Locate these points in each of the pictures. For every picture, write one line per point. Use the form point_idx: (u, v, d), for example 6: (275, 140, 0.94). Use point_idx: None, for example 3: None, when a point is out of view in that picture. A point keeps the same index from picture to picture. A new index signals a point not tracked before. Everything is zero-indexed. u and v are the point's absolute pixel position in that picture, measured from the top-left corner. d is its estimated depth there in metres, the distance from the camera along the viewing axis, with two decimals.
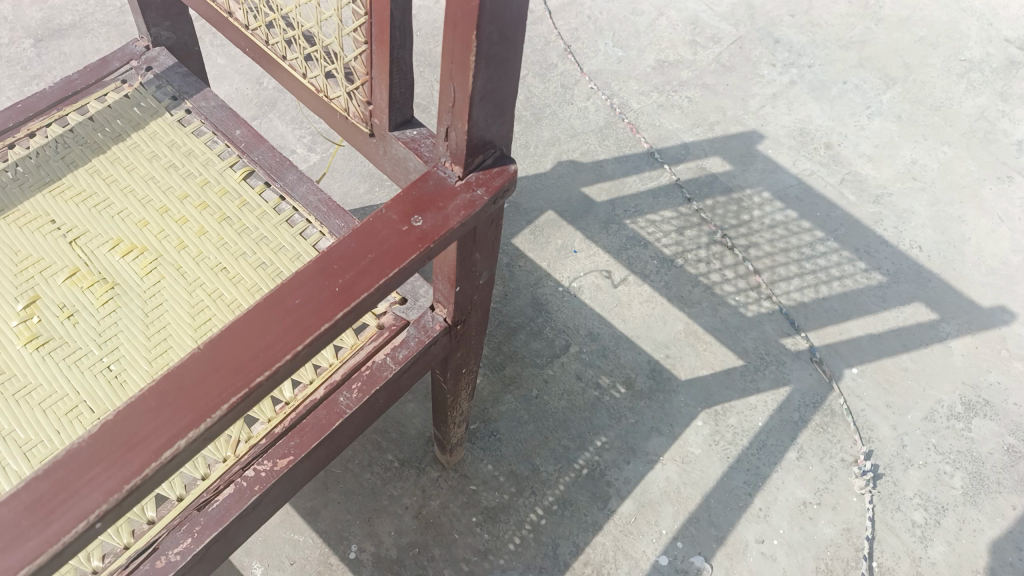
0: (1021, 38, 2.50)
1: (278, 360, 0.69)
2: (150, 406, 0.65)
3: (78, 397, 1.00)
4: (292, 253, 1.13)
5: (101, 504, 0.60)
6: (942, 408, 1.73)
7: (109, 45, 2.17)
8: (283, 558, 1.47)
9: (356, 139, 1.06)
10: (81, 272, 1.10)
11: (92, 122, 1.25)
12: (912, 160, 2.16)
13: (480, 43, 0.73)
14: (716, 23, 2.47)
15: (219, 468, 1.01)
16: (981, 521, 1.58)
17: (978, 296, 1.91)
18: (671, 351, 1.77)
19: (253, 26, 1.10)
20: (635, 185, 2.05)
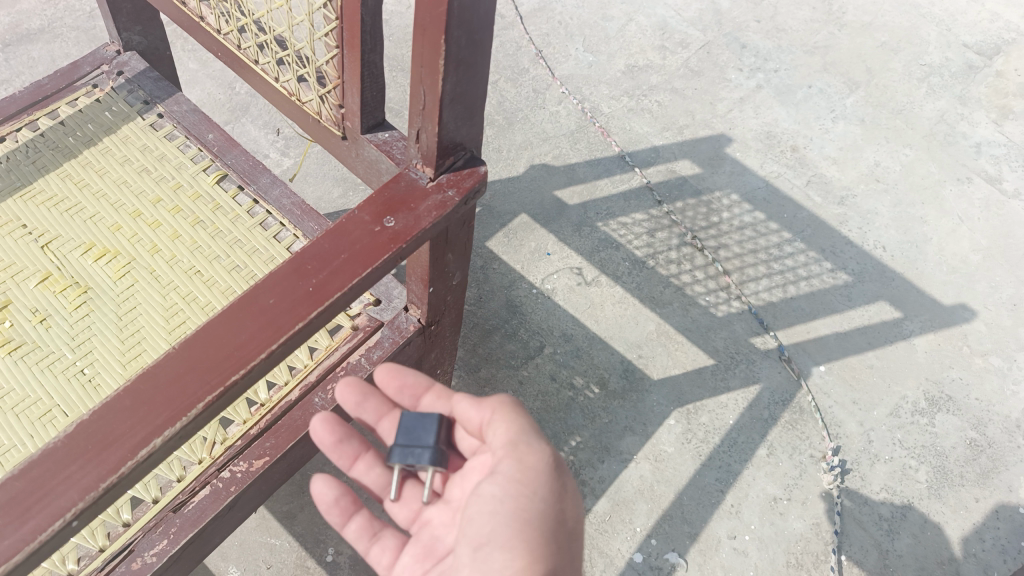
0: (979, 44, 2.56)
1: (251, 360, 0.75)
2: (124, 406, 0.70)
3: (51, 401, 1.00)
4: (266, 256, 1.14)
5: (76, 502, 0.65)
6: (906, 404, 1.77)
7: (78, 50, 2.16)
8: (259, 562, 1.46)
9: (329, 142, 1.08)
10: (53, 276, 1.10)
11: (63, 127, 1.24)
12: (876, 163, 2.21)
13: (448, 47, 0.77)
14: (684, 28, 2.51)
15: (194, 470, 1.00)
16: (945, 513, 1.62)
17: (940, 294, 1.96)
18: (644, 351, 1.79)
19: (224, 31, 1.10)
20: (607, 188, 2.07)
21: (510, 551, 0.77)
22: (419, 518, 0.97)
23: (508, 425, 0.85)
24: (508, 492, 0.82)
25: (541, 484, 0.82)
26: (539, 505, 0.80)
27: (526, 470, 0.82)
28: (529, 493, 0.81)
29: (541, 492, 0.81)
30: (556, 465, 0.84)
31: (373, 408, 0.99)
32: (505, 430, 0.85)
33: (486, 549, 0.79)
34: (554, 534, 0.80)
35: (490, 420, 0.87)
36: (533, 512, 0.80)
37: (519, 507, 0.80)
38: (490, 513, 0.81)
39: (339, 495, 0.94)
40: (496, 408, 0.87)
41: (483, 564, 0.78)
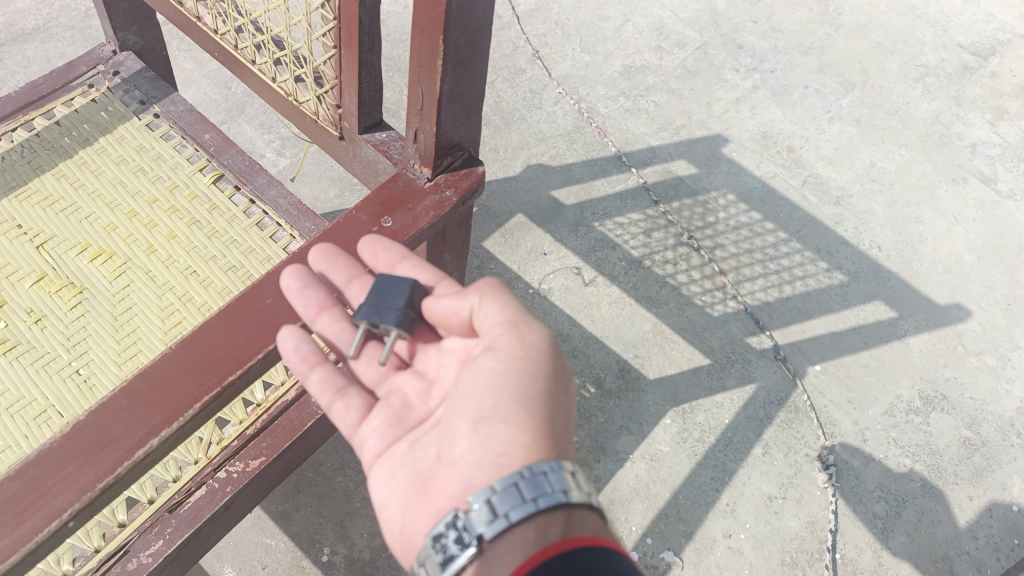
0: (975, 44, 2.57)
1: (247, 361, 0.78)
2: (121, 406, 0.72)
3: (46, 402, 1.00)
4: (262, 256, 1.15)
5: (73, 503, 0.67)
6: (901, 404, 1.77)
7: (74, 49, 2.16)
8: (255, 562, 1.47)
9: (327, 142, 1.08)
10: (49, 276, 1.10)
11: (58, 127, 1.24)
12: (871, 163, 2.22)
13: (446, 47, 0.80)
14: (681, 28, 2.51)
15: (191, 470, 1.00)
16: (939, 512, 1.63)
17: (935, 294, 1.97)
18: (640, 351, 1.79)
19: (222, 31, 1.09)
20: (603, 187, 2.08)
21: (514, 431, 0.74)
22: (386, 383, 0.87)
23: (504, 306, 0.78)
24: (507, 370, 0.76)
25: (542, 366, 0.77)
26: (540, 389, 0.76)
27: (526, 352, 0.76)
28: (529, 376, 0.76)
29: (541, 375, 0.76)
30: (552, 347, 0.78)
31: (344, 267, 0.86)
32: (499, 312, 0.78)
33: (483, 425, 0.75)
34: (556, 417, 0.76)
35: (476, 305, 0.79)
36: (536, 394, 0.75)
37: (520, 388, 0.75)
38: (492, 388, 0.75)
39: (302, 340, 0.79)
40: (488, 290, 0.79)
41: (484, 439, 0.74)
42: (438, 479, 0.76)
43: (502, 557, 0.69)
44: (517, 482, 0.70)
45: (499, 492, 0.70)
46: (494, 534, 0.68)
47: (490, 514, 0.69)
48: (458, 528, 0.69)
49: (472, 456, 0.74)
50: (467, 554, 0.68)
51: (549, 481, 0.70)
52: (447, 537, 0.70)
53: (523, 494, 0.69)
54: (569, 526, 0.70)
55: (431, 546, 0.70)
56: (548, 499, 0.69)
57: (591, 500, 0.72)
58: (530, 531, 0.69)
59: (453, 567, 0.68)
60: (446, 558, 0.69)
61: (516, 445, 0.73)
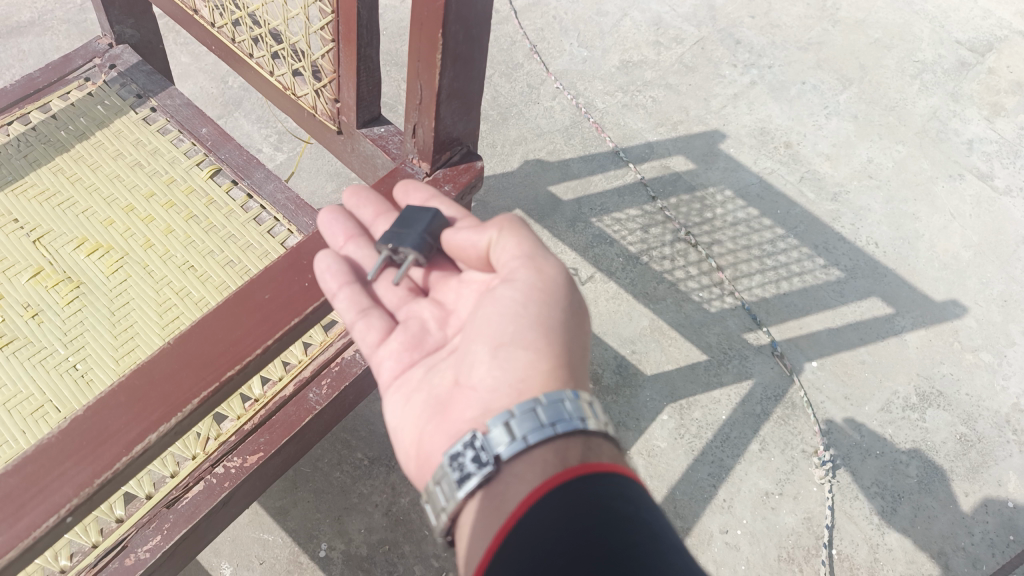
0: (972, 41, 2.57)
1: (246, 356, 0.77)
2: (119, 401, 0.72)
3: (43, 397, 0.99)
4: (260, 251, 1.14)
5: (71, 499, 0.67)
6: (898, 399, 1.78)
7: (70, 43, 2.14)
8: (252, 558, 1.47)
9: (324, 137, 1.08)
10: (45, 271, 1.09)
11: (54, 121, 1.24)
12: (868, 159, 2.22)
13: (445, 41, 0.80)
14: (679, 23, 2.51)
15: (188, 465, 1.01)
16: (935, 508, 1.63)
17: (931, 290, 1.97)
18: (637, 347, 1.80)
19: (219, 24, 1.08)
20: (601, 183, 2.08)
21: (533, 360, 0.76)
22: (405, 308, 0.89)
23: (522, 241, 0.81)
24: (526, 302, 0.78)
25: (559, 299, 0.79)
26: (557, 322, 0.78)
27: (544, 285, 0.79)
28: (547, 309, 0.78)
29: (558, 308, 0.79)
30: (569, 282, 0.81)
31: (372, 203, 0.92)
32: (517, 245, 0.81)
33: (502, 352, 0.77)
34: (571, 351, 0.79)
35: (496, 238, 0.82)
36: (553, 327, 0.78)
37: (538, 321, 0.78)
38: (511, 315, 0.78)
39: (335, 262, 0.85)
40: (506, 226, 0.82)
41: (503, 364, 0.77)
42: (455, 402, 0.79)
43: (518, 479, 0.70)
44: (536, 407, 0.72)
45: (519, 416, 0.72)
46: (511, 455, 0.70)
47: (507, 436, 0.71)
48: (476, 448, 0.72)
49: (490, 380, 0.77)
50: (484, 471, 0.70)
51: (569, 409, 0.72)
52: (464, 456, 0.72)
53: (543, 419, 0.71)
54: (589, 452, 0.71)
55: (449, 464, 0.72)
56: (566, 425, 0.71)
57: (607, 430, 0.73)
58: (548, 454, 0.71)
59: (469, 484, 0.70)
60: (462, 475, 0.71)
61: (534, 374, 0.76)
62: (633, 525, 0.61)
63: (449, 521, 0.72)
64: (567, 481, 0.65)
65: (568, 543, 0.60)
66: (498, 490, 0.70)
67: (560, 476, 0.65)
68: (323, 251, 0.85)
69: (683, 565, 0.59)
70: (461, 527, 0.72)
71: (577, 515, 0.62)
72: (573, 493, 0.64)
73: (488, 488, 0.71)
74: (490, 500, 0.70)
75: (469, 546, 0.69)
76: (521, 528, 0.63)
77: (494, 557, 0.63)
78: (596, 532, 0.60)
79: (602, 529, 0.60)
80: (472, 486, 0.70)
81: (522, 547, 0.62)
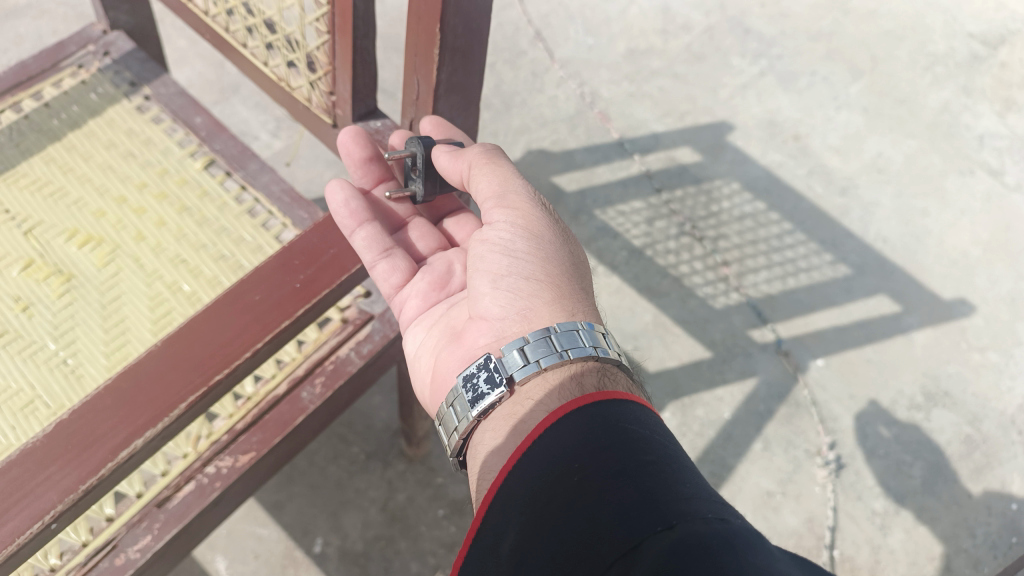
0: (984, 33, 2.52)
1: (237, 358, 0.75)
2: (105, 405, 0.69)
3: (33, 392, 0.97)
4: (254, 245, 1.12)
5: (56, 505, 0.65)
6: (903, 399, 1.75)
7: (66, 26, 2.11)
8: (247, 552, 1.46)
9: (319, 129, 1.05)
10: (36, 263, 1.07)
11: (47, 109, 1.21)
12: (878, 153, 2.18)
13: (444, 35, 0.77)
14: (686, 12, 2.46)
15: (179, 464, 0.97)
16: (938, 509, 1.61)
17: (940, 288, 1.94)
18: (640, 343, 1.77)
19: (213, 12, 1.04)
20: (605, 174, 2.04)
21: (535, 288, 0.82)
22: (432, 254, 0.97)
23: (506, 174, 0.84)
24: (520, 234, 0.83)
25: (549, 228, 0.85)
26: (551, 250, 0.84)
27: (534, 217, 0.84)
28: (539, 239, 0.83)
29: (550, 238, 0.84)
30: (547, 210, 0.87)
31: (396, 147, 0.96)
32: (491, 184, 0.84)
33: (505, 283, 0.83)
34: (570, 277, 0.84)
35: (475, 173, 0.84)
36: (549, 254, 0.84)
37: (534, 251, 0.83)
38: (507, 252, 0.84)
39: (351, 198, 0.89)
40: (489, 159, 0.84)
41: (507, 295, 0.83)
42: (470, 331, 0.87)
43: (529, 398, 0.76)
44: (549, 334, 0.78)
45: (531, 341, 0.78)
46: (524, 376, 0.77)
47: (522, 360, 0.77)
48: (490, 369, 0.78)
49: (498, 311, 0.84)
50: (497, 392, 0.76)
51: (579, 337, 0.78)
52: (478, 377, 0.78)
53: (556, 345, 0.77)
54: (602, 376, 0.77)
55: (463, 385, 0.79)
56: (578, 351, 0.76)
57: (620, 359, 0.79)
58: (558, 375, 0.77)
59: (483, 404, 0.76)
60: (476, 396, 0.77)
61: (538, 302, 0.82)
62: (647, 448, 0.62)
63: (461, 439, 0.79)
64: (583, 405, 0.66)
65: (582, 460, 0.61)
66: (511, 408, 0.76)
67: (577, 400, 0.67)
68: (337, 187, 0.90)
69: (695, 485, 0.58)
70: (474, 442, 0.78)
71: (592, 436, 0.63)
72: (590, 417, 0.65)
73: (502, 406, 0.77)
74: (504, 417, 0.76)
75: (484, 458, 0.75)
76: (538, 448, 0.64)
77: (510, 474, 0.64)
78: (610, 454, 0.61)
79: (616, 449, 0.61)
80: (486, 405, 0.76)
81: (538, 466, 0.63)
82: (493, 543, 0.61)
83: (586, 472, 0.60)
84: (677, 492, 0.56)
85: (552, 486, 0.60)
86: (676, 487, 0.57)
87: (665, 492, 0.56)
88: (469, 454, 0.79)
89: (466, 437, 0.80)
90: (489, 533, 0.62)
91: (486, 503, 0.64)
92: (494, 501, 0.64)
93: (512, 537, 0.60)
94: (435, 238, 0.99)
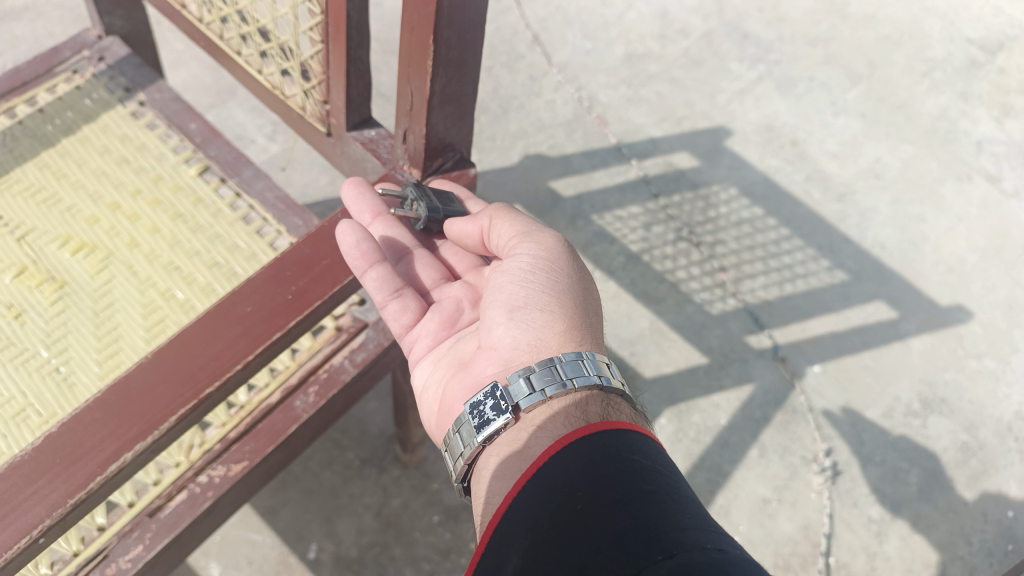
0: (982, 38, 2.52)
1: (228, 371, 0.75)
2: (95, 417, 0.69)
3: (26, 400, 0.97)
4: (248, 252, 1.11)
5: (44, 519, 0.64)
6: (900, 406, 1.75)
7: (63, 28, 2.11)
8: (241, 558, 1.45)
9: (314, 137, 1.05)
10: (29, 270, 1.06)
11: (41, 114, 1.21)
12: (876, 159, 2.18)
13: (437, 47, 0.77)
14: (684, 16, 2.46)
15: (171, 473, 0.97)
16: (934, 516, 1.61)
17: (937, 294, 1.94)
18: (636, 348, 1.77)
19: (207, 19, 1.03)
20: (602, 179, 2.04)
21: (549, 319, 0.83)
22: (436, 287, 0.95)
23: (522, 218, 0.88)
24: (538, 264, 0.85)
25: (567, 262, 0.86)
26: (566, 283, 0.85)
27: (552, 252, 0.86)
28: (556, 271, 0.85)
29: (567, 271, 0.86)
30: (570, 253, 0.88)
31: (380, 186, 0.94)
32: (511, 228, 0.87)
33: (519, 312, 0.84)
34: (581, 311, 0.85)
35: (495, 223, 0.88)
36: (563, 286, 0.85)
37: (549, 282, 0.84)
38: (522, 283, 0.85)
39: (362, 238, 0.84)
40: (507, 207, 0.89)
41: (520, 324, 0.84)
42: (477, 360, 0.87)
43: (535, 425, 0.76)
44: (553, 364, 0.78)
45: (537, 370, 0.78)
46: (530, 405, 0.77)
47: (528, 388, 0.77)
48: (496, 397, 0.78)
49: (510, 339, 0.84)
50: (503, 419, 0.76)
51: (583, 366, 0.78)
52: (484, 405, 0.78)
53: (560, 374, 0.78)
54: (606, 406, 0.78)
55: (470, 412, 0.79)
56: (583, 380, 0.77)
57: (624, 389, 0.80)
58: (563, 403, 0.78)
59: (489, 430, 0.76)
60: (481, 422, 0.77)
61: (550, 332, 0.83)
62: (646, 478, 0.61)
63: (466, 465, 0.79)
64: (586, 435, 0.66)
65: (584, 489, 0.61)
66: (516, 433, 0.76)
67: (579, 430, 0.66)
68: (344, 224, 0.83)
69: (695, 516, 0.58)
70: (479, 468, 0.78)
71: (595, 465, 0.63)
72: (592, 448, 0.65)
73: (507, 432, 0.77)
74: (509, 442, 0.76)
75: (489, 482, 0.75)
76: (539, 477, 0.64)
77: (512, 502, 0.64)
78: (610, 484, 0.61)
79: (617, 479, 0.61)
80: (491, 431, 0.76)
81: (541, 492, 0.63)
82: (496, 567, 0.61)
83: (588, 501, 0.60)
84: (676, 523, 0.56)
85: (554, 514, 0.60)
86: (674, 517, 0.57)
87: (664, 524, 0.56)
88: (473, 479, 0.78)
89: (471, 462, 0.79)
90: (490, 559, 0.62)
91: (490, 529, 0.64)
92: (497, 528, 0.63)
93: (514, 562, 0.59)
94: (438, 267, 0.97)
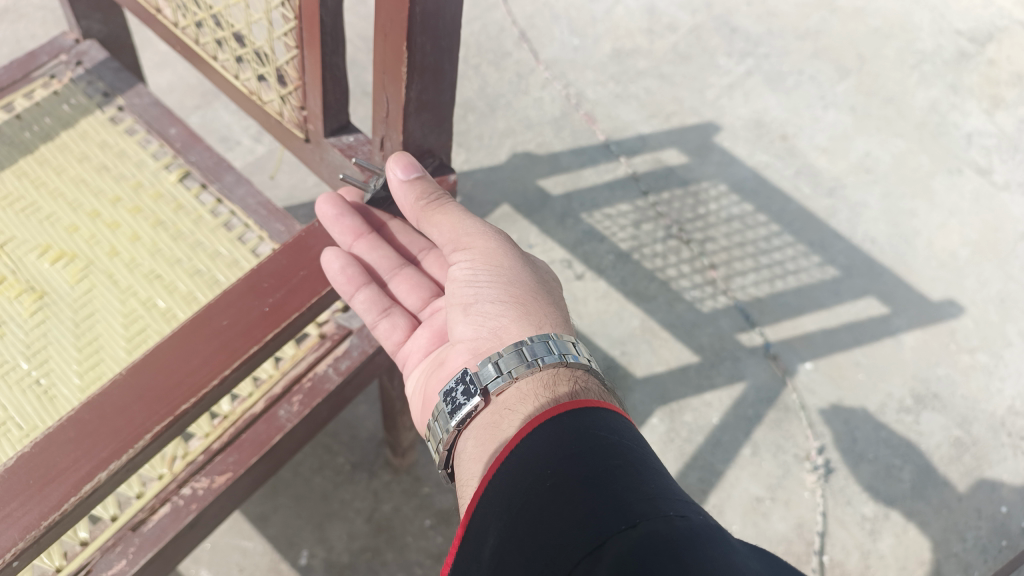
0: (972, 30, 2.51)
1: (204, 387, 0.73)
2: (68, 437, 0.68)
3: (6, 413, 0.95)
4: (230, 259, 1.10)
5: (17, 543, 0.63)
6: (892, 402, 1.74)
7: (44, 31, 2.08)
8: (231, 565, 1.44)
9: (292, 143, 1.03)
10: (8, 281, 1.04)
11: (18, 121, 1.18)
12: (866, 153, 2.17)
13: (412, 54, 0.75)
14: (673, 11, 2.44)
15: (154, 486, 0.95)
16: (927, 513, 1.61)
17: (929, 288, 1.93)
18: (627, 348, 1.75)
19: (182, 24, 1.01)
20: (591, 177, 2.03)
21: (501, 310, 0.83)
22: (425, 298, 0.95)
23: (451, 213, 0.84)
24: (479, 264, 0.84)
25: (507, 252, 0.85)
26: (511, 271, 0.84)
27: (487, 250, 0.84)
28: (499, 265, 0.83)
29: (510, 262, 0.84)
30: (505, 239, 0.86)
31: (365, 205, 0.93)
32: (439, 231, 0.84)
33: (474, 309, 0.84)
34: (536, 292, 0.85)
35: (424, 226, 0.85)
36: (511, 274, 0.84)
37: (495, 278, 0.83)
38: (469, 282, 0.84)
39: (348, 263, 0.84)
40: (433, 202, 0.84)
41: (477, 319, 0.84)
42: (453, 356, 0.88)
43: (508, 408, 0.76)
44: (520, 346, 0.77)
45: (505, 353, 0.77)
46: (499, 387, 0.76)
47: (496, 372, 0.76)
48: (466, 381, 0.77)
49: (471, 333, 0.85)
50: (473, 402, 0.76)
51: (549, 346, 0.77)
52: (456, 391, 0.77)
53: (527, 355, 0.76)
54: (574, 383, 0.76)
55: (443, 400, 0.78)
56: (550, 358, 0.76)
57: (590, 364, 0.79)
58: (532, 385, 0.76)
59: (461, 414, 0.76)
60: (454, 407, 0.77)
61: (506, 322, 0.83)
62: (614, 452, 0.60)
63: (446, 450, 0.79)
64: (556, 415, 0.65)
65: (552, 466, 0.60)
66: (491, 417, 0.76)
67: (549, 411, 0.65)
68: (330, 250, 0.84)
69: (661, 486, 0.57)
70: (459, 451, 0.78)
71: (565, 444, 0.62)
72: (563, 429, 0.63)
73: (480, 416, 0.77)
74: (485, 425, 0.76)
75: (469, 466, 0.75)
76: (514, 460, 0.63)
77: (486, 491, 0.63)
78: (579, 459, 0.60)
79: (584, 455, 0.60)
80: (463, 415, 0.76)
81: (516, 474, 0.62)
82: (474, 554, 0.60)
83: (558, 477, 0.59)
84: (644, 493, 0.55)
85: (527, 494, 0.59)
86: (642, 488, 0.56)
87: (631, 494, 0.55)
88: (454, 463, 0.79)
89: (451, 447, 0.79)
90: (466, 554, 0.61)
91: (467, 514, 0.63)
92: (473, 516, 0.62)
93: (492, 543, 0.58)
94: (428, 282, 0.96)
